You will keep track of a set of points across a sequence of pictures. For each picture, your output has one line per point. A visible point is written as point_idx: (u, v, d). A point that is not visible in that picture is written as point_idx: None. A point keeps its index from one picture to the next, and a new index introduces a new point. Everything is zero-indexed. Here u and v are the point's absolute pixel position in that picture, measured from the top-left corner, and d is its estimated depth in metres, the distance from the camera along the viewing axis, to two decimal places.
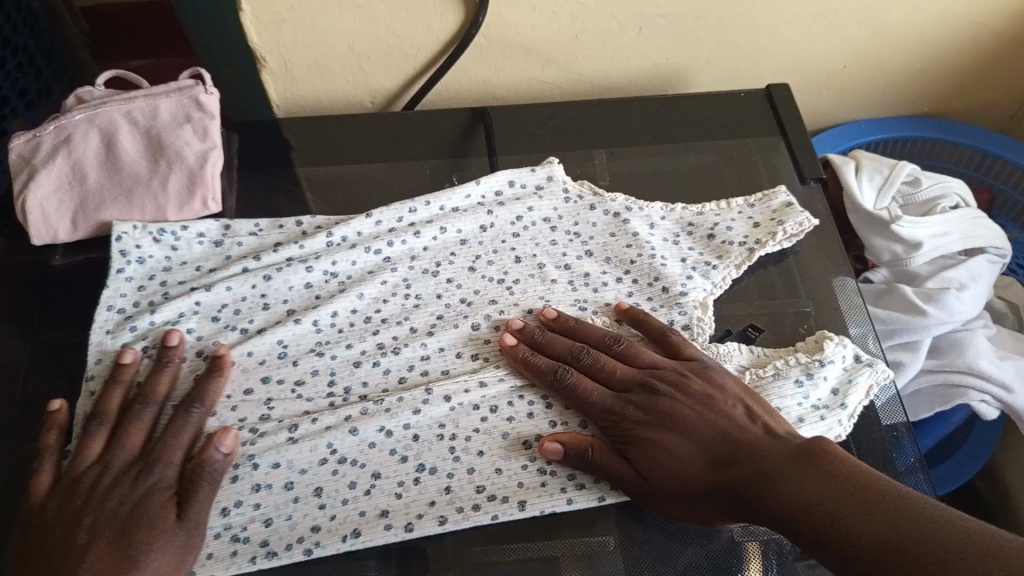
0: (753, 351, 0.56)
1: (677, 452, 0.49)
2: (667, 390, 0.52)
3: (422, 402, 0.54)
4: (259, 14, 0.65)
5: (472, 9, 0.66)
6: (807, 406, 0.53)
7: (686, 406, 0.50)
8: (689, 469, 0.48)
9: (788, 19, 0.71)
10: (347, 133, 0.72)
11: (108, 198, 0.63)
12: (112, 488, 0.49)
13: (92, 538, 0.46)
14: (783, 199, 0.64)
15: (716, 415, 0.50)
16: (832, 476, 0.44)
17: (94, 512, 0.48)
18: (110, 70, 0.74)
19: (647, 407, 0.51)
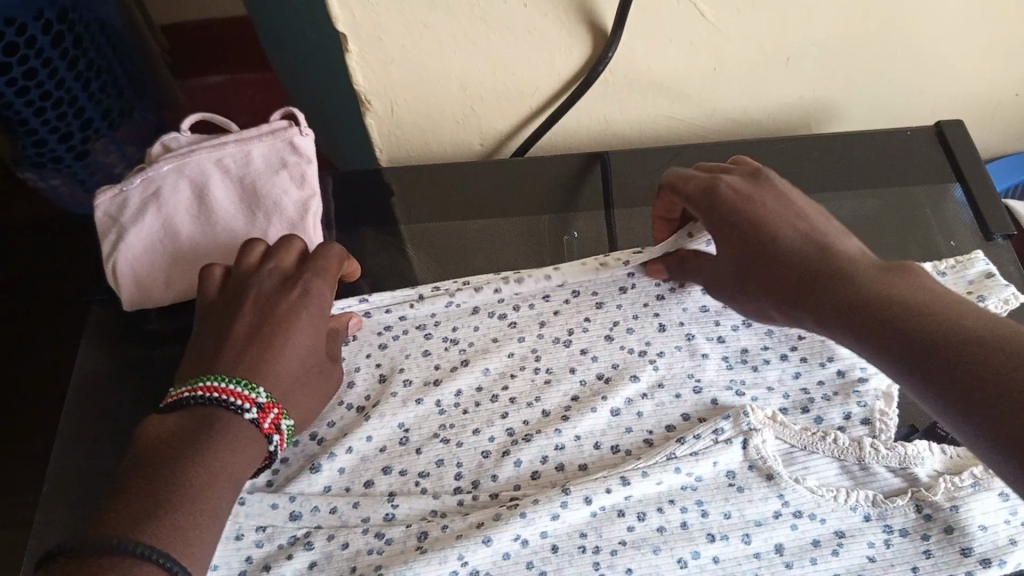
0: (946, 453, 0.48)
1: (771, 236, 0.46)
2: (773, 181, 0.50)
3: (560, 506, 0.46)
4: (365, 54, 0.58)
5: (602, 42, 0.58)
6: (1018, 523, 0.44)
7: (787, 209, 0.47)
8: (776, 251, 0.46)
9: (962, 46, 0.62)
10: (453, 180, 0.66)
11: (203, 253, 0.58)
12: (271, 291, 0.50)
13: (252, 333, 0.47)
14: (981, 267, 0.54)
15: (818, 217, 0.47)
16: (918, 288, 0.40)
17: (252, 314, 0.48)
18: (193, 115, 0.65)
19: (743, 188, 0.49)
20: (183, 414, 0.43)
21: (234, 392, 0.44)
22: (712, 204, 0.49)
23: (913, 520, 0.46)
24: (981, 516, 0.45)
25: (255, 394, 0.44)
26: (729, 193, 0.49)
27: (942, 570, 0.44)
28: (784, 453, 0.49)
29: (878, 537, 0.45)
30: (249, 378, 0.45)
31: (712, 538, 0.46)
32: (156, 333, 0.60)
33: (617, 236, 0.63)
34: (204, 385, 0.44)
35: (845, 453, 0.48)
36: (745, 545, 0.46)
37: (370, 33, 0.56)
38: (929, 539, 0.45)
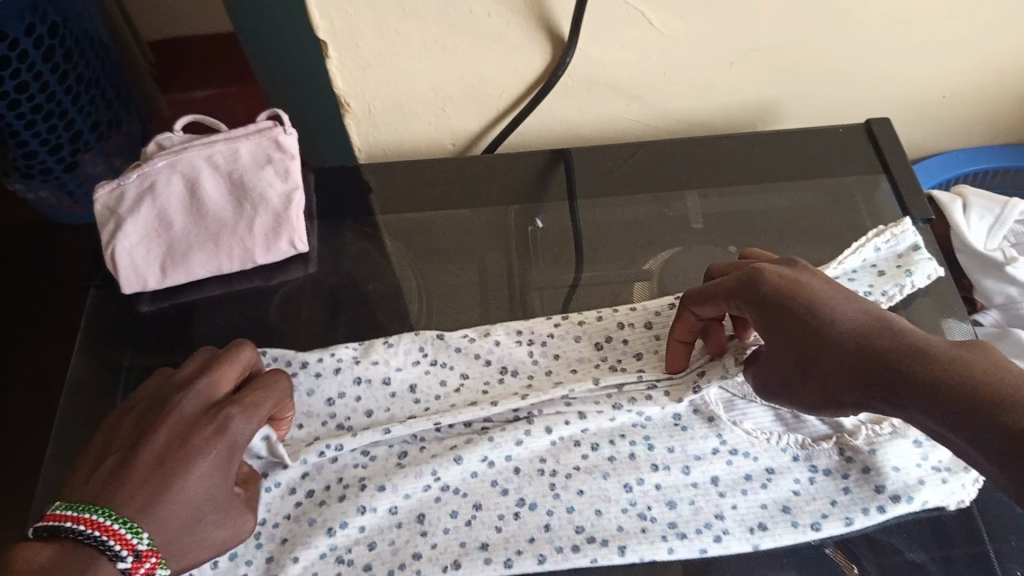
0: None
1: (831, 322, 0.45)
2: (812, 270, 0.49)
3: (524, 434, 0.54)
4: (345, 59, 0.64)
5: (560, 48, 0.64)
6: (927, 467, 0.51)
7: (832, 287, 0.47)
8: (838, 336, 0.44)
9: (888, 50, 0.68)
10: (426, 174, 0.71)
11: (196, 243, 0.63)
12: (190, 429, 0.49)
13: (139, 488, 0.45)
14: (911, 241, 0.62)
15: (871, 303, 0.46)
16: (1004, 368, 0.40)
17: (163, 444, 0.48)
18: (188, 115, 0.70)
19: (787, 276, 0.48)
20: (59, 544, 0.43)
21: (116, 533, 0.44)
22: (758, 294, 0.48)
23: (836, 461, 0.52)
24: (895, 459, 0.51)
25: (136, 539, 0.44)
26: (774, 282, 0.48)
27: (857, 503, 0.50)
28: (725, 400, 0.54)
29: (804, 475, 0.52)
30: (132, 520, 0.44)
31: (655, 466, 0.52)
32: (148, 315, 0.64)
33: (581, 228, 0.69)
34: (87, 518, 0.44)
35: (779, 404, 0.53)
36: (684, 475, 0.52)
37: (347, 38, 0.62)
38: (848, 478, 0.51)
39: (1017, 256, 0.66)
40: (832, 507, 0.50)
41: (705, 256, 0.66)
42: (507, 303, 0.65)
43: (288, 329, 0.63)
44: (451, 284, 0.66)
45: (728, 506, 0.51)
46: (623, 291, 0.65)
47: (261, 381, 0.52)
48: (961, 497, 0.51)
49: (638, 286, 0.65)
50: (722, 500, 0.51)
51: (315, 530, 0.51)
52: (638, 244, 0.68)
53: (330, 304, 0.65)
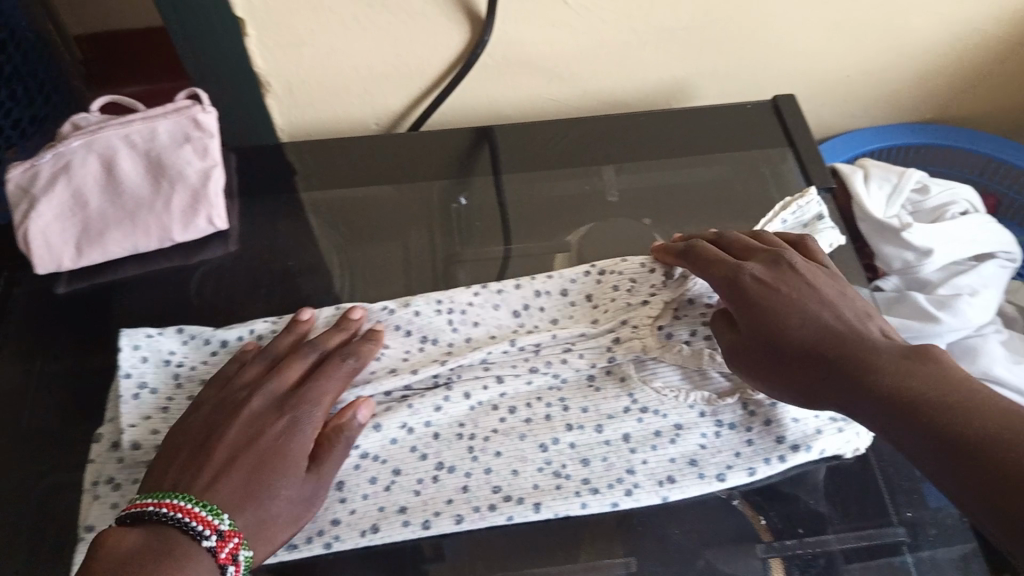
0: None
1: (793, 325, 0.50)
2: (794, 271, 0.54)
3: (442, 400, 0.55)
4: (264, 38, 0.64)
5: (478, 27, 0.65)
6: (824, 418, 0.55)
7: (805, 292, 0.52)
8: (795, 337, 0.50)
9: (793, 31, 0.71)
10: (351, 154, 0.72)
11: (112, 222, 0.62)
12: (259, 416, 0.52)
13: (226, 469, 0.49)
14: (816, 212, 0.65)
15: (835, 308, 0.51)
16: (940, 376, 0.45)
17: (238, 437, 0.50)
18: (104, 96, 0.69)
19: (767, 279, 0.53)
20: (146, 528, 0.45)
21: (198, 515, 0.46)
22: (738, 291, 0.53)
23: (740, 415, 0.55)
24: (795, 411, 0.55)
25: (217, 519, 0.46)
26: (753, 284, 0.53)
27: (759, 453, 0.54)
28: (635, 359, 0.56)
29: (710, 429, 0.55)
30: (214, 505, 0.47)
31: (569, 427, 0.54)
32: (66, 296, 0.64)
33: (506, 204, 0.70)
34: (168, 502, 0.47)
35: (688, 362, 0.56)
36: (598, 433, 0.54)
37: (264, 16, 0.62)
38: (751, 430, 0.54)
39: (910, 221, 0.72)
40: (737, 458, 0.53)
41: (622, 229, 0.68)
42: (431, 273, 0.66)
43: (207, 306, 0.63)
44: (377, 259, 0.67)
45: (638, 461, 0.53)
46: (545, 263, 0.66)
47: (331, 364, 0.54)
48: (854, 444, 0.55)
49: (559, 257, 0.67)
50: (634, 456, 0.53)
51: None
52: (560, 218, 0.70)
53: (251, 280, 0.66)
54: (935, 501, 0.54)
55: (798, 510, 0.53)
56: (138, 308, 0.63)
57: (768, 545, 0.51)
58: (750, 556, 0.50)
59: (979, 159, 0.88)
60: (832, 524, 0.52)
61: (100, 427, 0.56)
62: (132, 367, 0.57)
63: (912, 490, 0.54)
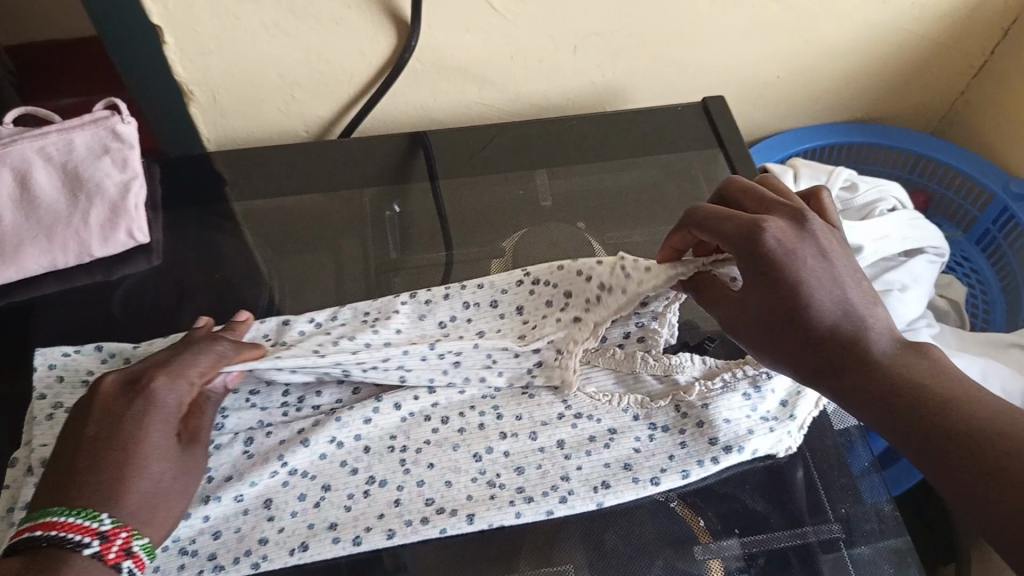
0: (706, 362, 0.56)
1: (809, 298, 0.45)
2: (814, 232, 0.47)
3: (372, 412, 0.55)
4: (183, 46, 0.63)
5: (404, 32, 0.64)
6: (756, 417, 0.55)
7: (824, 263, 0.46)
8: (811, 315, 0.45)
9: (720, 33, 0.72)
10: (280, 163, 0.70)
11: (27, 237, 0.59)
12: (116, 401, 0.47)
13: (93, 460, 0.45)
14: None
15: (852, 284, 0.46)
16: (925, 367, 0.44)
17: (99, 423, 0.46)
18: (18, 108, 0.66)
19: (788, 241, 0.46)
20: (26, 554, 0.42)
21: (73, 525, 0.43)
22: (755, 252, 0.46)
23: (672, 418, 0.55)
24: (728, 411, 0.55)
25: (96, 523, 0.43)
26: (774, 245, 0.46)
27: (692, 456, 0.53)
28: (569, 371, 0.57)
29: (644, 433, 0.55)
30: (90, 507, 0.43)
31: (503, 435, 0.54)
32: None
33: (442, 209, 0.69)
34: (43, 521, 0.42)
35: (619, 365, 0.57)
36: (532, 440, 0.54)
37: (182, 23, 0.60)
38: (683, 432, 0.55)
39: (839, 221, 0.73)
40: (670, 461, 0.53)
41: (556, 232, 0.68)
42: (365, 283, 0.64)
43: (130, 322, 0.61)
44: (308, 270, 0.66)
45: (573, 468, 0.53)
46: (480, 270, 0.66)
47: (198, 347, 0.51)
48: (787, 444, 0.55)
49: (494, 263, 0.66)
50: (568, 462, 0.53)
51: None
52: (495, 223, 0.69)
53: (176, 294, 0.63)
54: (874, 499, 0.54)
55: (734, 509, 0.53)
56: (55, 325, 0.61)
57: (705, 546, 0.51)
58: (688, 559, 0.50)
59: (907, 156, 0.90)
60: (768, 523, 0.52)
61: (14, 451, 0.54)
62: (48, 388, 0.55)
63: (846, 482, 0.55)
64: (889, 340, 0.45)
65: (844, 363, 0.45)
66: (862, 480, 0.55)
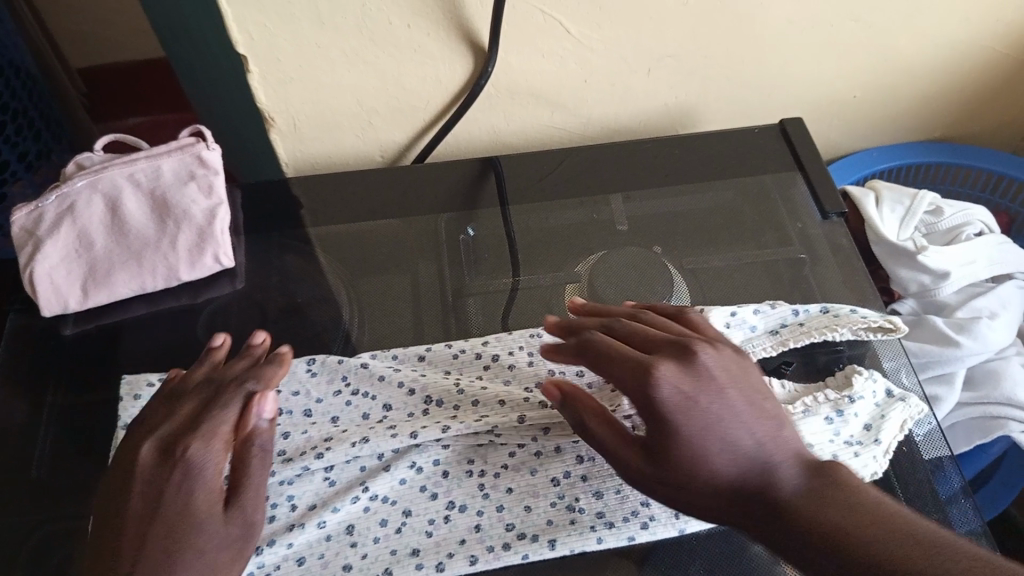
0: (785, 387, 0.56)
1: (712, 449, 0.44)
2: (709, 369, 0.46)
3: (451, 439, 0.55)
4: (266, 73, 0.64)
5: (481, 58, 0.65)
6: (840, 441, 0.54)
7: (724, 404, 0.45)
8: (709, 470, 0.44)
9: (797, 53, 0.71)
10: (356, 187, 0.71)
11: (118, 262, 0.61)
12: (154, 468, 0.47)
13: (139, 535, 0.44)
14: (887, 327, 0.58)
15: (754, 425, 0.45)
16: (850, 504, 0.43)
17: (141, 496, 0.46)
18: (110, 134, 0.68)
19: (683, 386, 0.45)
20: None
21: None
22: (648, 401, 0.45)
23: None
24: (810, 436, 0.54)
25: None
26: (670, 393, 0.45)
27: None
28: None
29: None
30: None
31: (580, 459, 0.54)
32: (72, 337, 0.62)
33: (515, 235, 0.69)
34: None
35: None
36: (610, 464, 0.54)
37: (267, 52, 0.62)
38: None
39: (926, 245, 0.72)
40: None
41: (633, 257, 0.67)
42: (441, 308, 0.65)
43: (215, 346, 0.62)
44: (385, 293, 0.66)
45: None
46: (554, 295, 0.65)
47: (229, 393, 0.51)
48: (873, 468, 0.53)
49: (569, 290, 0.66)
50: None
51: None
52: (570, 247, 0.69)
53: (258, 317, 0.65)
54: (966, 527, 0.52)
55: None
56: (144, 347, 0.62)
57: None
58: None
59: (987, 177, 0.88)
60: None
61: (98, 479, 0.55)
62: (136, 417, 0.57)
63: (940, 518, 0.52)
64: (798, 475, 0.45)
65: (762, 507, 0.44)
66: (952, 505, 0.53)
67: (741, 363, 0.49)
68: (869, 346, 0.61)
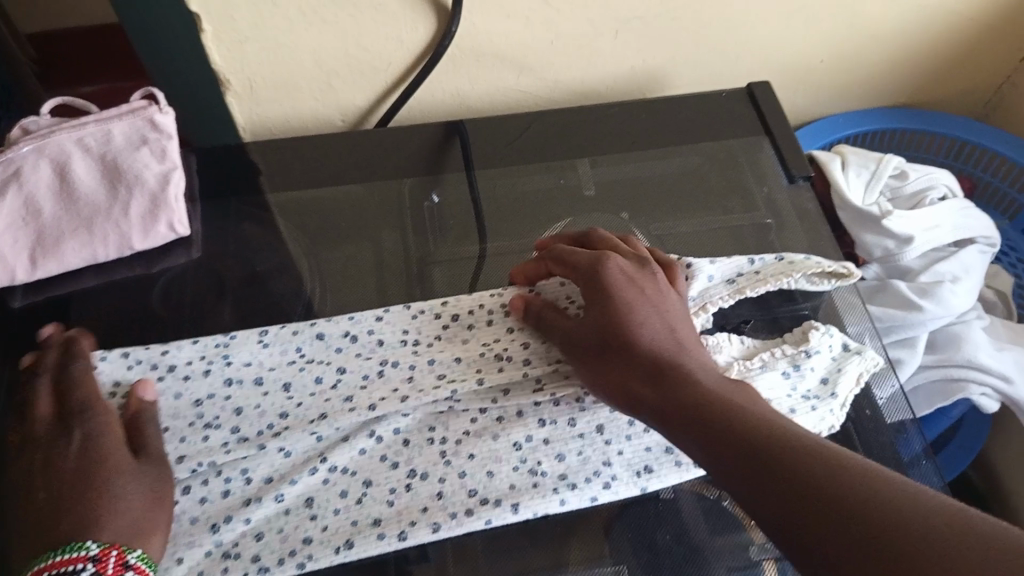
0: (743, 343, 0.56)
1: (634, 318, 0.50)
2: (657, 279, 0.54)
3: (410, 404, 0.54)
4: (220, 33, 0.62)
5: (444, 19, 0.63)
6: (798, 395, 0.54)
7: (659, 299, 0.52)
8: (629, 333, 0.50)
9: (765, 16, 0.70)
10: (318, 152, 0.69)
11: (68, 230, 0.59)
12: (49, 455, 0.49)
13: (55, 506, 0.47)
14: (836, 270, 0.59)
15: (678, 326, 0.51)
16: (748, 398, 0.46)
17: (48, 479, 0.48)
18: (58, 97, 0.64)
19: (629, 275, 0.53)
20: None
21: (64, 559, 0.44)
22: (598, 277, 0.53)
23: None
24: (766, 391, 0.54)
25: (86, 550, 0.44)
26: (615, 274, 0.53)
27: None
28: None
29: None
30: (74, 539, 0.45)
31: (542, 423, 0.54)
32: (21, 308, 0.60)
33: (480, 201, 0.68)
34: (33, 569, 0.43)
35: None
36: (571, 427, 0.54)
37: (220, 10, 0.59)
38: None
39: (891, 210, 0.73)
40: None
41: (600, 223, 0.67)
42: (405, 275, 0.63)
43: (172, 314, 0.61)
44: (348, 261, 0.65)
45: (614, 454, 0.53)
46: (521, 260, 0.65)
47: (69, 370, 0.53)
48: (830, 422, 0.54)
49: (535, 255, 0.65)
50: (610, 447, 0.53)
51: (197, 528, 0.49)
52: (536, 213, 0.68)
53: (216, 286, 0.63)
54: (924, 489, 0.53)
55: None
56: (95, 318, 0.60)
57: (761, 546, 0.50)
58: (744, 557, 0.50)
59: (950, 143, 0.89)
60: None
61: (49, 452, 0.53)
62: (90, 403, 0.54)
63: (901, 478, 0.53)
64: (711, 374, 0.48)
65: (663, 372, 0.48)
66: (913, 467, 0.54)
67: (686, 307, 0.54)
68: (833, 311, 0.61)
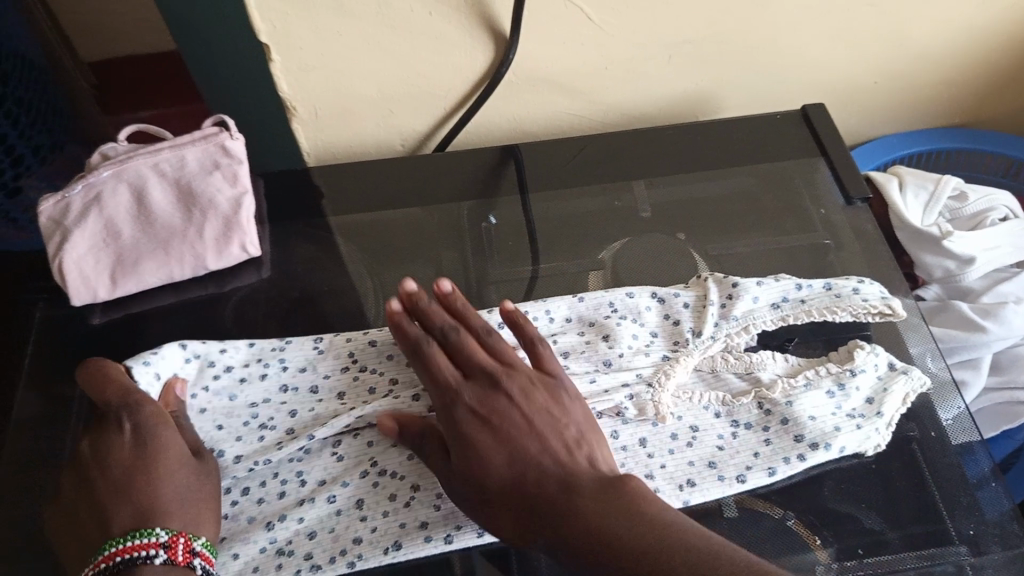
0: (787, 361, 0.57)
1: (490, 462, 0.48)
2: (508, 398, 0.50)
3: None
4: (288, 63, 0.64)
5: (501, 46, 0.65)
6: (842, 414, 0.54)
7: (518, 418, 0.49)
8: (493, 481, 0.48)
9: (819, 39, 0.70)
10: (379, 177, 0.71)
11: (146, 251, 0.61)
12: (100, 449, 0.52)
13: (114, 496, 0.50)
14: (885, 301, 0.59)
15: (543, 437, 0.49)
16: (626, 512, 0.45)
17: (104, 471, 0.51)
18: (132, 125, 0.66)
19: (479, 407, 0.50)
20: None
21: (136, 545, 0.47)
22: (452, 417, 0.50)
23: (756, 415, 0.55)
24: (811, 408, 0.55)
25: (155, 537, 0.48)
26: (467, 414, 0.50)
27: (778, 453, 0.53)
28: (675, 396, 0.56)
29: (726, 431, 0.55)
30: (140, 528, 0.48)
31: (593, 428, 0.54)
32: (99, 326, 0.63)
33: (534, 223, 0.69)
34: (106, 554, 0.47)
35: (699, 364, 0.58)
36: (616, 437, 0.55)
37: (290, 40, 0.62)
38: (768, 430, 0.54)
39: (951, 231, 0.73)
40: (772, 476, 0.52)
41: (655, 244, 0.68)
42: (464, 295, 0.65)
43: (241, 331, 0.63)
44: (410, 282, 0.66)
45: (657, 466, 0.53)
46: (578, 281, 0.66)
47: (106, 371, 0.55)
48: (875, 441, 0.54)
49: (593, 275, 0.66)
50: (652, 460, 0.54)
51: (253, 526, 0.52)
52: (592, 235, 0.69)
53: (284, 304, 0.65)
54: (993, 512, 0.53)
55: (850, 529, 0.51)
56: (170, 335, 0.62)
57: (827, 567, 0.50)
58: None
59: (1007, 162, 0.88)
60: (888, 543, 0.51)
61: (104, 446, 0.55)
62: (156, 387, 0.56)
63: (970, 501, 0.53)
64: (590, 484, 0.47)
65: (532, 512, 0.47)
66: (981, 487, 0.54)
67: (558, 397, 0.51)
68: (894, 333, 0.61)
